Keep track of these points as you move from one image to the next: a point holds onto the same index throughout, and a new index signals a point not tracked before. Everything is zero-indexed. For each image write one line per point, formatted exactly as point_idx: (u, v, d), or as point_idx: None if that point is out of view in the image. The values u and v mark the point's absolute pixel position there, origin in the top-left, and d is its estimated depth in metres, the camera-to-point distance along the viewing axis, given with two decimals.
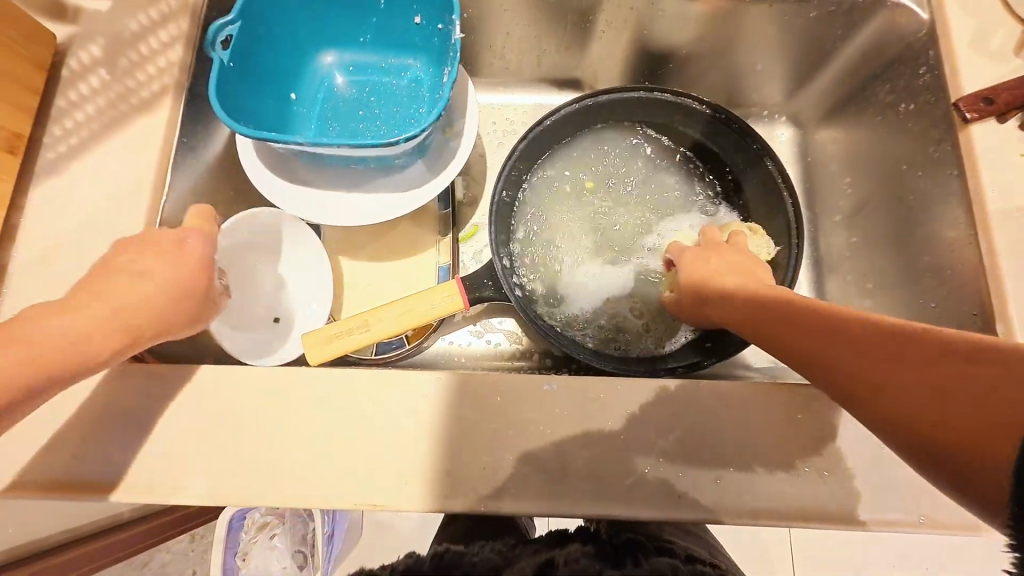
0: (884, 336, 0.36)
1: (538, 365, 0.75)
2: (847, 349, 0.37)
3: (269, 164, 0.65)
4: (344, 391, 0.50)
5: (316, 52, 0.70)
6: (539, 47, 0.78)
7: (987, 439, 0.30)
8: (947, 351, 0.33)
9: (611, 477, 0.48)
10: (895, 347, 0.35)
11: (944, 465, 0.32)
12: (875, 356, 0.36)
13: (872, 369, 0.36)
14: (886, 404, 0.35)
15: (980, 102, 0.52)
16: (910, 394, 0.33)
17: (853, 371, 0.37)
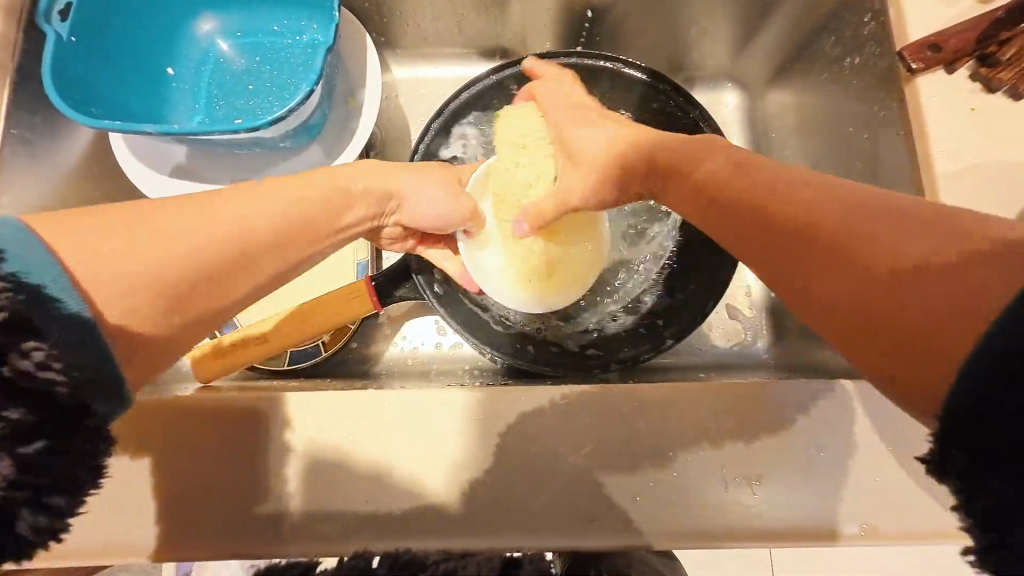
0: (888, 255, 0.28)
1: (468, 373, 0.66)
2: (855, 288, 0.28)
3: (140, 151, 0.57)
4: (244, 422, 0.44)
5: (193, 19, 0.61)
6: (456, 11, 0.69)
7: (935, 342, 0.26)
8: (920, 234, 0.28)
9: (520, 500, 0.42)
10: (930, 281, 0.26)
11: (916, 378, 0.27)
12: (884, 291, 0.28)
13: (885, 306, 0.27)
14: (873, 344, 0.28)
15: (927, 50, 0.45)
16: (916, 355, 0.27)
17: (852, 302, 0.29)
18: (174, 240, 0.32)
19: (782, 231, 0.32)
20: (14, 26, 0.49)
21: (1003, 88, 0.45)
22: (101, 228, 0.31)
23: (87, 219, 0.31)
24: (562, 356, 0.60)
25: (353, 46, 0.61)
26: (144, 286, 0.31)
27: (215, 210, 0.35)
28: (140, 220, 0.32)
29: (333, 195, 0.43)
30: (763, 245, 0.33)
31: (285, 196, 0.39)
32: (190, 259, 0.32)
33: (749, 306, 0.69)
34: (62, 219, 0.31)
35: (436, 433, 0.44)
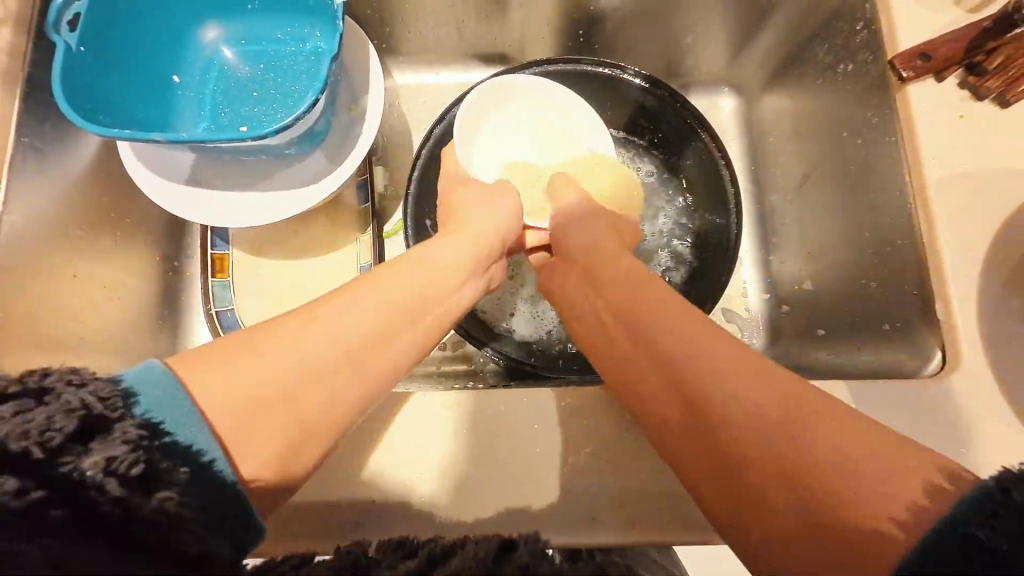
0: (841, 488, 0.27)
1: (471, 375, 0.67)
2: (760, 462, 0.29)
3: (147, 158, 0.58)
4: None
5: (197, 28, 0.62)
6: (456, 18, 0.70)
7: (813, 533, 0.27)
8: (857, 478, 0.27)
9: (522, 499, 0.43)
10: (854, 487, 0.27)
11: (785, 542, 0.28)
12: (786, 493, 0.28)
13: (772, 491, 0.29)
14: (767, 513, 0.29)
15: (917, 59, 0.47)
16: (811, 540, 0.27)
17: (775, 483, 0.29)
18: (281, 363, 0.31)
19: (706, 396, 0.32)
20: (24, 37, 0.50)
21: (991, 96, 0.46)
22: (200, 371, 0.29)
23: (207, 367, 0.30)
24: (561, 358, 0.61)
25: (356, 54, 0.62)
26: (257, 421, 0.30)
27: (283, 335, 0.32)
28: (224, 354, 0.30)
29: (415, 299, 0.38)
30: (674, 432, 0.33)
31: (376, 300, 0.36)
32: (293, 387, 0.31)
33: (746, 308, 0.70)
34: (195, 356, 0.30)
35: (441, 436, 0.45)
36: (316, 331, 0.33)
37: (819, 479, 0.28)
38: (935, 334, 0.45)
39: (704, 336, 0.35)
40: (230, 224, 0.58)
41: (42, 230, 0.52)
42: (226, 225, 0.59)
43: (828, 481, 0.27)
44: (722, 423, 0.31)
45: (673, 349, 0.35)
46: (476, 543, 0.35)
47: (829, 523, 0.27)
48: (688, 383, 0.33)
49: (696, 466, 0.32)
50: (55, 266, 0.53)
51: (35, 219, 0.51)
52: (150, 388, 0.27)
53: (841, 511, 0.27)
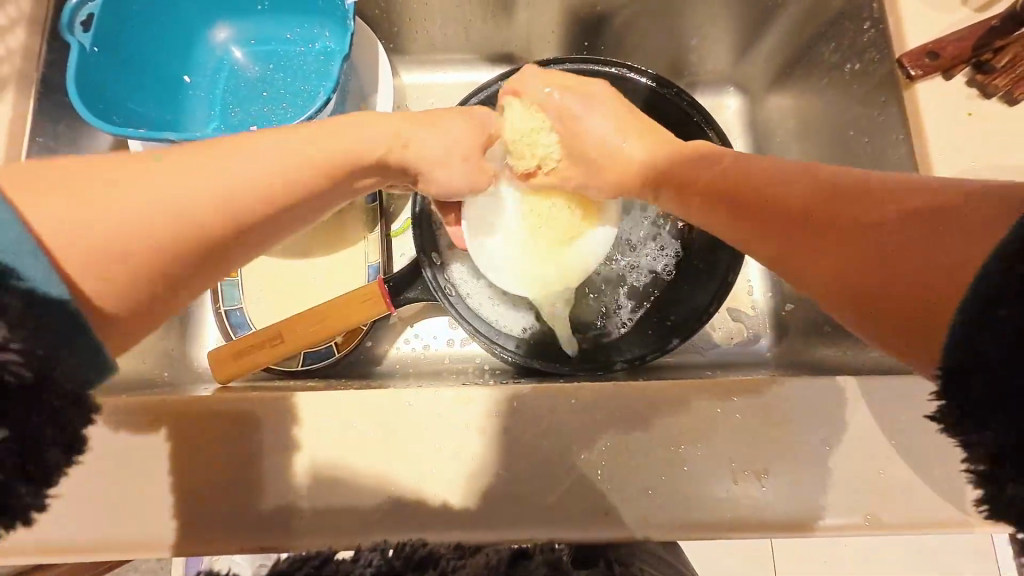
0: (881, 226, 0.33)
1: (479, 372, 0.68)
2: (848, 260, 0.34)
3: (159, 158, 0.58)
4: (266, 422, 0.45)
5: (207, 28, 0.62)
6: (463, 17, 0.70)
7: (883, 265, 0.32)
8: (908, 194, 0.33)
9: (534, 494, 0.44)
10: (915, 271, 0.31)
11: (854, 298, 0.34)
12: (887, 245, 0.32)
13: (868, 258, 0.33)
14: (884, 292, 0.32)
15: (925, 57, 0.47)
16: (929, 319, 0.30)
17: (885, 269, 0.32)
18: (165, 204, 0.33)
19: (782, 220, 0.38)
20: (38, 38, 0.50)
21: (998, 94, 0.47)
22: (62, 191, 0.31)
23: (55, 189, 0.31)
24: (567, 356, 0.61)
25: (365, 54, 0.62)
26: (114, 254, 0.32)
27: (233, 168, 0.35)
28: (195, 158, 0.35)
29: (348, 153, 0.42)
30: (770, 234, 0.39)
31: (297, 157, 0.38)
32: (209, 201, 0.34)
33: (752, 305, 0.70)
34: (39, 185, 0.31)
35: (452, 432, 0.45)
36: (214, 159, 0.35)
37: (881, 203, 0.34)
38: None
39: (795, 171, 0.39)
40: None
41: None
42: None
43: (877, 218, 0.33)
44: (835, 219, 0.35)
45: (758, 186, 0.40)
46: (485, 554, 0.37)
47: (931, 300, 0.30)
48: (794, 209, 0.37)
49: (809, 274, 0.37)
50: None
51: None
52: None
53: (903, 242, 0.32)
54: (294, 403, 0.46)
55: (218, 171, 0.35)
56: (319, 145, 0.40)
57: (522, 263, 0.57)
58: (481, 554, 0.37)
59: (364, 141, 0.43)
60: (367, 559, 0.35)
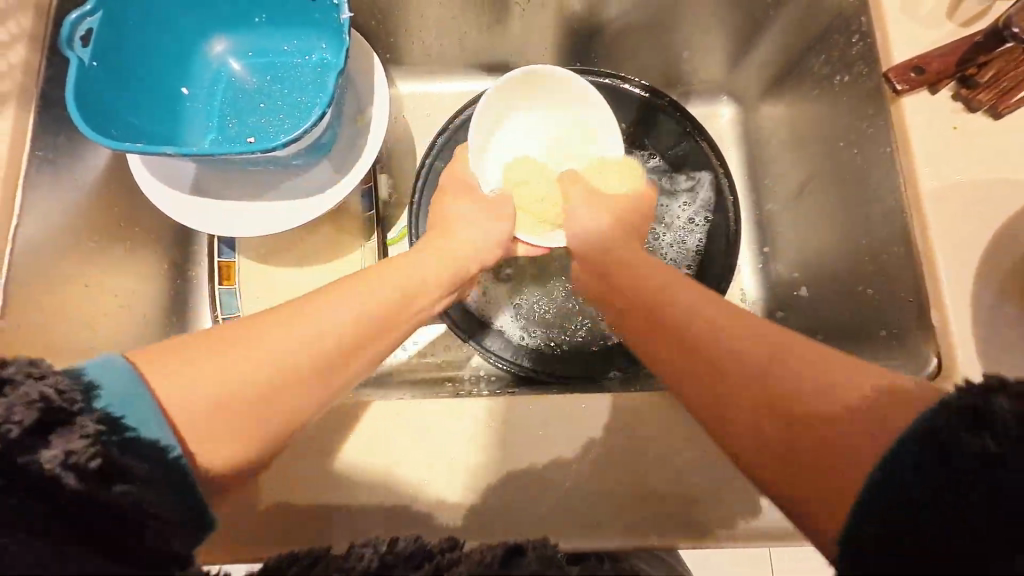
0: (825, 398, 0.30)
1: (475, 380, 0.68)
2: (762, 404, 0.32)
3: (158, 170, 0.59)
4: None
5: (205, 41, 0.63)
6: (459, 29, 0.71)
7: (801, 441, 0.30)
8: (814, 396, 0.30)
9: (527, 504, 0.44)
10: (831, 398, 0.30)
11: (773, 453, 0.31)
12: (794, 409, 0.30)
13: (787, 405, 0.31)
14: (782, 457, 0.31)
15: (911, 72, 0.48)
16: (809, 479, 0.29)
17: (761, 417, 0.32)
18: (249, 370, 0.33)
19: (741, 365, 0.33)
20: (38, 52, 0.51)
21: (983, 108, 0.48)
22: (180, 363, 0.33)
23: (169, 356, 0.33)
24: (560, 365, 0.62)
25: (362, 66, 0.63)
26: (209, 421, 0.32)
27: (275, 334, 0.36)
28: (197, 355, 0.33)
29: (403, 289, 0.44)
30: (685, 373, 0.36)
31: (356, 301, 0.40)
32: (290, 364, 0.35)
33: (745, 313, 0.71)
34: (161, 354, 0.33)
35: (448, 442, 0.46)
36: (304, 322, 0.37)
37: (779, 370, 0.32)
38: (931, 341, 0.46)
39: (700, 301, 0.38)
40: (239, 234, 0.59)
41: (56, 242, 0.53)
42: (236, 235, 0.60)
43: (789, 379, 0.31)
44: (739, 362, 0.33)
45: (664, 302, 0.40)
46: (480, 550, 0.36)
47: (831, 443, 0.29)
48: (697, 354, 0.35)
49: (697, 398, 0.35)
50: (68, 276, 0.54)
51: (49, 231, 0.52)
52: (115, 379, 0.30)
53: (807, 387, 0.30)
54: None
55: (302, 333, 0.36)
56: (369, 296, 0.41)
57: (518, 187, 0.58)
58: (475, 552, 0.36)
59: (410, 277, 0.46)
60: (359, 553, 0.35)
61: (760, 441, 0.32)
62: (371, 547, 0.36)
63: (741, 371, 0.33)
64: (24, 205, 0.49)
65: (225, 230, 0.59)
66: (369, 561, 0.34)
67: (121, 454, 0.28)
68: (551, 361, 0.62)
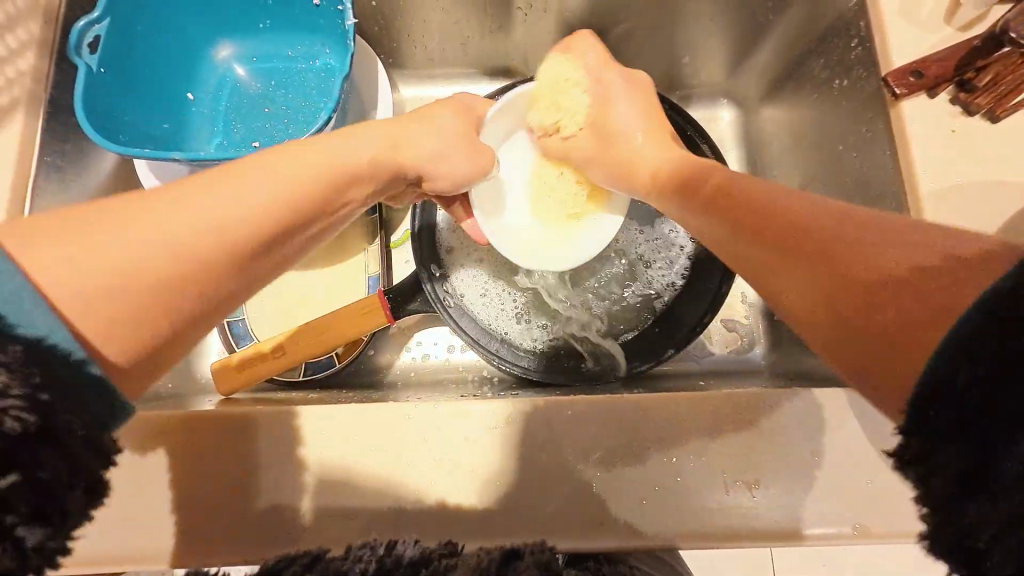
0: (883, 256, 0.30)
1: (478, 382, 0.69)
2: (832, 321, 0.31)
3: (164, 174, 0.59)
4: (270, 435, 0.46)
5: (211, 47, 0.63)
6: (462, 34, 0.72)
7: (881, 302, 0.29)
8: (878, 255, 0.30)
9: (531, 505, 0.44)
10: (890, 259, 0.30)
11: (852, 340, 0.30)
12: (857, 267, 0.31)
13: (835, 253, 0.32)
14: (850, 316, 0.30)
15: (910, 76, 0.48)
16: (870, 345, 0.29)
17: (815, 300, 0.33)
18: (120, 251, 0.29)
19: (774, 243, 0.36)
20: (47, 59, 0.52)
21: (981, 112, 0.48)
22: (68, 238, 0.29)
23: (45, 230, 0.29)
24: (564, 368, 0.62)
25: (366, 71, 0.63)
26: (116, 304, 0.29)
27: (183, 201, 0.31)
28: (95, 229, 0.29)
29: (331, 162, 0.40)
30: (758, 248, 0.37)
31: (279, 181, 0.36)
32: (184, 243, 0.31)
33: (746, 314, 0.72)
34: (46, 228, 0.29)
35: (454, 445, 0.46)
36: (219, 190, 0.33)
37: (846, 248, 0.32)
38: None
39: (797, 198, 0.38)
40: None
41: None
42: None
43: (847, 254, 0.32)
44: (796, 229, 0.35)
45: (742, 203, 0.41)
46: (477, 554, 0.38)
47: (891, 304, 0.29)
48: (758, 235, 0.38)
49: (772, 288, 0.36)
50: None
51: None
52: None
53: (889, 252, 0.30)
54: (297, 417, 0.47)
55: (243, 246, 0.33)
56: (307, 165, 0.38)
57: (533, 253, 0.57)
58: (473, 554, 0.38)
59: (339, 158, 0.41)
60: (357, 555, 0.37)
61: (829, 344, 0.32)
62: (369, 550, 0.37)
63: (800, 235, 0.35)
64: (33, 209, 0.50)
65: None
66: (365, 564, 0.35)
67: (48, 368, 0.27)
68: (556, 364, 0.62)
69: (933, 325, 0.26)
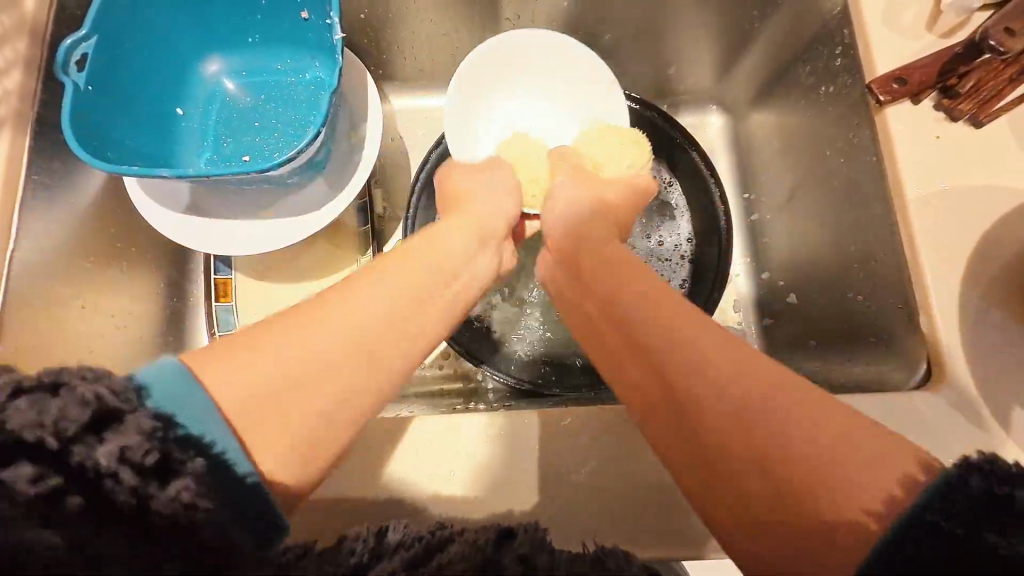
0: (788, 464, 0.29)
1: (471, 393, 0.68)
2: (724, 460, 0.31)
3: (153, 189, 0.59)
4: None
5: (199, 61, 0.64)
6: (451, 44, 0.72)
7: (763, 526, 0.30)
8: (816, 458, 0.29)
9: (527, 517, 0.44)
10: (802, 441, 0.30)
11: (749, 531, 0.30)
12: (767, 454, 0.30)
13: (732, 447, 0.31)
14: (729, 514, 0.31)
15: (893, 83, 0.48)
16: (798, 535, 0.29)
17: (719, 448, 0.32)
18: (314, 413, 0.32)
19: (678, 408, 0.33)
20: (34, 76, 0.52)
21: (964, 117, 0.49)
22: (233, 356, 0.32)
23: (218, 356, 0.32)
24: (561, 378, 0.62)
25: (356, 83, 0.64)
26: (265, 404, 0.31)
27: (297, 336, 0.33)
28: (261, 340, 0.33)
29: (414, 287, 0.39)
30: (655, 412, 0.35)
31: (396, 285, 0.38)
32: (313, 353, 0.33)
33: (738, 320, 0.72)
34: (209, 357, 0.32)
35: (449, 457, 0.46)
36: (289, 344, 0.33)
37: (758, 434, 0.30)
38: (922, 345, 0.46)
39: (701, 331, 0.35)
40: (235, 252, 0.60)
41: (52, 262, 0.53)
42: (231, 253, 0.60)
43: (764, 445, 0.30)
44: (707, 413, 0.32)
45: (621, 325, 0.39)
46: (470, 531, 0.36)
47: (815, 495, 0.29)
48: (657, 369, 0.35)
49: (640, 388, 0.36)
50: (63, 296, 0.55)
51: (44, 252, 0.52)
52: (161, 380, 0.29)
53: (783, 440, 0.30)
54: None
55: (342, 336, 0.34)
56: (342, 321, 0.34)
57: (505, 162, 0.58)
58: (468, 534, 0.36)
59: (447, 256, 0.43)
60: (349, 545, 0.35)
61: (710, 507, 0.32)
62: (361, 539, 0.35)
63: (711, 433, 0.32)
64: (21, 228, 0.50)
65: (219, 249, 0.60)
66: (359, 553, 0.33)
67: (211, 476, 0.28)
68: (555, 376, 0.62)
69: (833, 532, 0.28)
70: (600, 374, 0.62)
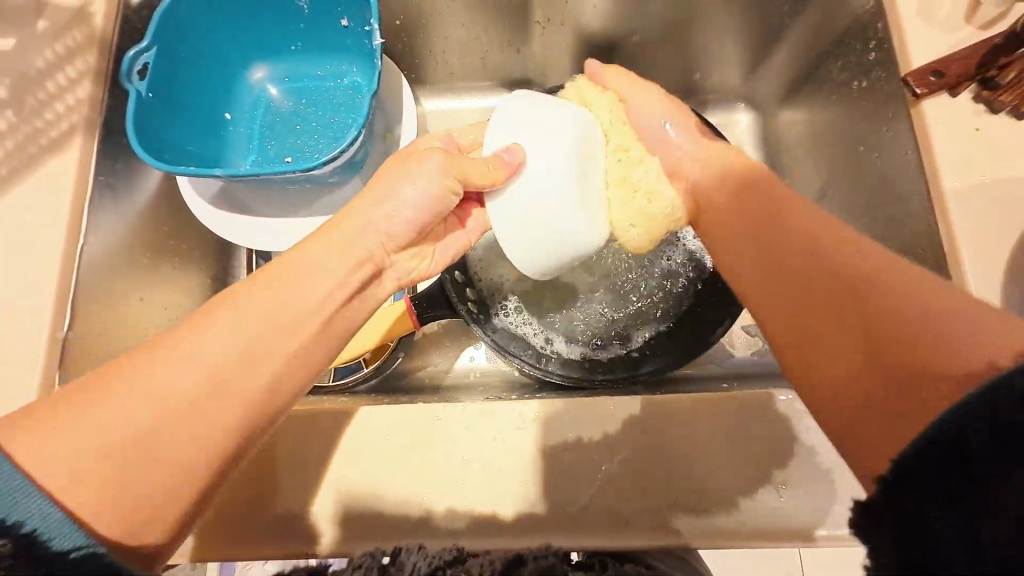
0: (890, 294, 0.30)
1: (501, 387, 0.70)
2: (844, 359, 0.31)
3: (204, 189, 0.63)
4: (303, 437, 0.48)
5: (245, 69, 0.67)
6: (481, 48, 0.74)
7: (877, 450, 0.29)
8: (916, 294, 0.30)
9: (560, 505, 0.45)
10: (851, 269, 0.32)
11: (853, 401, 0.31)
12: (910, 315, 0.29)
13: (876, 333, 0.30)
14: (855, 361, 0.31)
15: (930, 76, 0.49)
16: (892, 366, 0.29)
17: (854, 347, 0.31)
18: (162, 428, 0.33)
19: (806, 276, 0.34)
20: (101, 86, 0.56)
21: (1006, 109, 0.48)
22: (71, 419, 0.31)
23: (52, 414, 0.32)
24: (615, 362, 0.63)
25: (391, 85, 0.66)
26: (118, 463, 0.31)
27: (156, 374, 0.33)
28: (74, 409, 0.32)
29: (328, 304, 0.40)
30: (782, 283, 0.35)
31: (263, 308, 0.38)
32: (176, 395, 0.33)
33: None
34: (91, 401, 0.32)
35: (484, 443, 0.47)
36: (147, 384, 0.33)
37: (839, 292, 0.32)
38: None
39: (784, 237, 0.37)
40: (279, 247, 0.63)
41: (112, 259, 0.57)
42: (276, 249, 0.63)
43: (862, 295, 0.31)
44: (802, 274, 0.34)
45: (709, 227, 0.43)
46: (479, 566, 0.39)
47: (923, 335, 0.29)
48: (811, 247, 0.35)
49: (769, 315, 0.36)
50: (121, 289, 0.58)
51: (107, 248, 0.56)
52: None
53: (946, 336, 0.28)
54: (329, 417, 0.48)
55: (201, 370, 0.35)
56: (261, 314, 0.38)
57: (599, 133, 0.47)
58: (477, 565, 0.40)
59: None
60: (360, 563, 0.39)
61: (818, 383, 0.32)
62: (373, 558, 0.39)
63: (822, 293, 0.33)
64: (89, 224, 0.54)
65: (263, 243, 0.63)
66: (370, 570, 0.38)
67: (35, 561, 0.28)
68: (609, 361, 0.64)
69: (954, 393, 0.27)
70: (633, 367, 0.62)
